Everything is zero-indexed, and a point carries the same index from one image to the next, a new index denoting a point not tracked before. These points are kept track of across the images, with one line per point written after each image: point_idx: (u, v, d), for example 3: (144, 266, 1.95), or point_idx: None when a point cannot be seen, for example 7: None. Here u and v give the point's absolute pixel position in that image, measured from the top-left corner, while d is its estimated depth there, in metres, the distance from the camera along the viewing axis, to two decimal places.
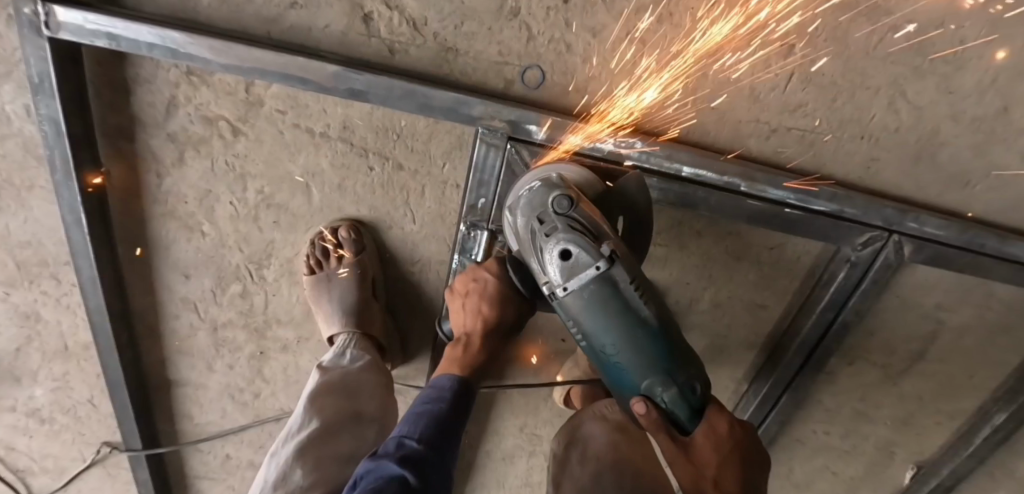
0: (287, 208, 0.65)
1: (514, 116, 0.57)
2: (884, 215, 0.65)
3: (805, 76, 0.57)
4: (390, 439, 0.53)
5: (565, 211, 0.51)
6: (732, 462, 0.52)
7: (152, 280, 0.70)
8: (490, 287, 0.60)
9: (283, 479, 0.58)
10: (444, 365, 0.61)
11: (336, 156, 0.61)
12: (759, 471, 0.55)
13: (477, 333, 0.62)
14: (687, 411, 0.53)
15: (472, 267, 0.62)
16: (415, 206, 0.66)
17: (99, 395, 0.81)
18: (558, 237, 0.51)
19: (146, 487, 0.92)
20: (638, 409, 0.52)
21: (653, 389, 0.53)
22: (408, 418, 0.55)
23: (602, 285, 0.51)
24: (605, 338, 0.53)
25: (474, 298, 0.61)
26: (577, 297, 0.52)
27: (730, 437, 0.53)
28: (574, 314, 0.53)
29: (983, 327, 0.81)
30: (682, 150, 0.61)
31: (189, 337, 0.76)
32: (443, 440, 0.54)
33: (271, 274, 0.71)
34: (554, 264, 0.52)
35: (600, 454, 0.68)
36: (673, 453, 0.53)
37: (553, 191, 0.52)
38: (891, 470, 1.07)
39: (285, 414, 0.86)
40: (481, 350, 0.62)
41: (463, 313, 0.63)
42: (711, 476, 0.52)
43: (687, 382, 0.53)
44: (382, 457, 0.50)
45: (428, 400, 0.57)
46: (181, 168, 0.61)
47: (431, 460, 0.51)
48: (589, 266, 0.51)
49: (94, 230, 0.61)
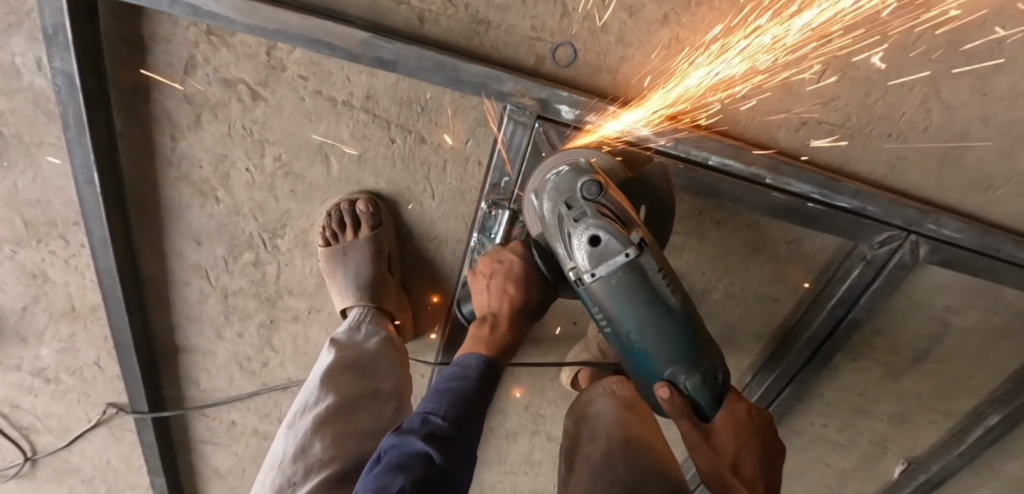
0: (304, 177, 0.64)
1: (544, 95, 0.55)
2: (905, 215, 0.64)
3: (840, 68, 0.55)
4: (414, 414, 0.52)
5: (594, 197, 0.50)
6: (750, 449, 0.54)
7: (162, 245, 0.69)
8: (516, 269, 0.59)
9: (302, 452, 0.59)
10: (468, 346, 0.60)
11: (358, 127, 0.59)
12: (775, 462, 0.56)
13: (502, 314, 0.60)
14: (709, 399, 0.54)
15: (496, 249, 0.61)
16: (435, 182, 0.64)
17: (106, 356, 0.81)
18: (587, 223, 0.50)
19: (151, 449, 0.92)
20: (660, 393, 0.54)
21: (677, 376, 0.54)
22: (430, 394, 0.54)
23: (629, 272, 0.51)
24: (631, 325, 0.53)
25: (498, 279, 0.60)
26: (604, 283, 0.52)
27: (747, 423, 0.54)
28: (600, 301, 0.53)
29: (989, 330, 0.81)
30: (710, 137, 0.60)
31: (199, 304, 0.75)
32: (468, 417, 0.52)
33: (285, 244, 0.71)
34: (582, 249, 0.51)
35: (611, 432, 0.68)
36: (693, 437, 0.54)
37: (581, 177, 0.51)
38: (882, 464, 1.08)
39: (292, 383, 0.86)
40: (507, 332, 0.60)
41: (487, 295, 0.62)
42: (730, 461, 0.53)
43: (711, 372, 0.54)
44: (407, 433, 0.49)
45: (452, 379, 0.55)
46: (197, 131, 0.59)
47: (456, 438, 0.50)
48: (619, 252, 0.50)
49: (105, 191, 0.60)
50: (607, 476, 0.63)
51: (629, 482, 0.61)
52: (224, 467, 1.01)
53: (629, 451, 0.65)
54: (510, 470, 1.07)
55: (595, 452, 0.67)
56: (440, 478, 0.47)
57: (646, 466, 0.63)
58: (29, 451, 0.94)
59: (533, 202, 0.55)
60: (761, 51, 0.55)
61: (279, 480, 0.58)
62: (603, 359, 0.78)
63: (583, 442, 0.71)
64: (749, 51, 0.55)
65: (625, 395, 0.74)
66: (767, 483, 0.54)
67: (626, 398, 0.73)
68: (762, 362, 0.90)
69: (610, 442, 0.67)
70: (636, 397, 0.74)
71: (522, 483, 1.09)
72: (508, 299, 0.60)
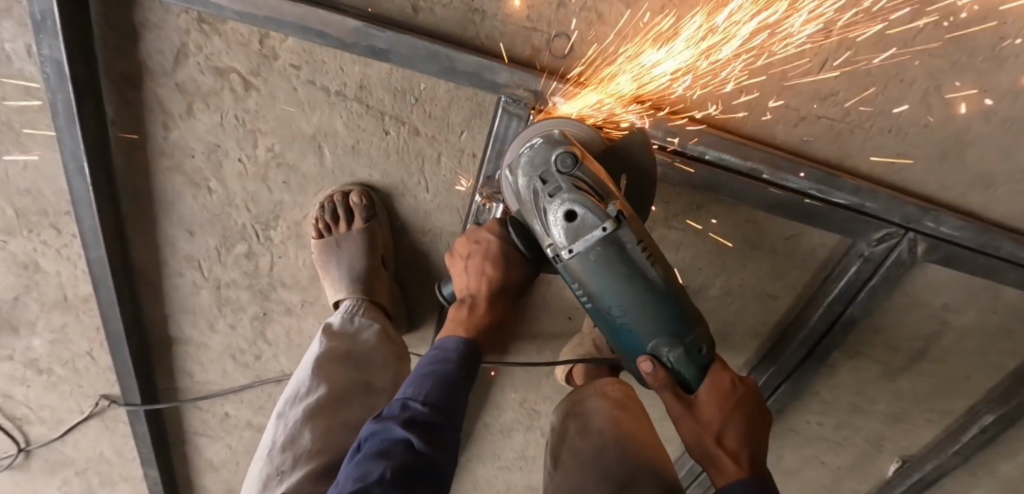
0: (297, 169, 0.63)
1: (540, 86, 0.55)
2: (905, 212, 0.64)
3: (839, 63, 0.55)
4: (394, 400, 0.52)
5: (569, 170, 0.49)
6: (733, 417, 0.55)
7: (155, 236, 0.68)
8: (493, 248, 0.58)
9: (291, 441, 0.59)
10: (449, 327, 0.60)
11: (352, 118, 0.59)
12: (760, 428, 0.57)
13: (482, 295, 0.60)
14: (692, 371, 0.54)
15: (473, 230, 0.61)
16: (429, 174, 0.64)
17: (98, 348, 0.80)
18: (562, 197, 0.49)
19: (144, 441, 0.92)
20: (644, 368, 0.54)
21: (660, 349, 0.54)
22: (413, 379, 0.54)
23: (607, 247, 0.50)
24: (612, 302, 0.52)
25: (476, 260, 0.59)
26: (583, 259, 0.51)
27: (731, 393, 0.55)
28: (579, 278, 0.52)
29: (986, 330, 0.81)
30: (708, 133, 0.59)
31: (192, 296, 0.75)
32: (450, 402, 0.52)
33: (278, 236, 0.70)
34: (558, 225, 0.51)
35: (602, 430, 0.68)
36: (677, 409, 0.55)
37: (557, 149, 0.50)
38: (878, 463, 1.08)
39: (286, 376, 0.86)
40: (487, 312, 0.60)
41: (466, 276, 0.61)
42: (713, 431, 0.54)
43: (694, 343, 0.54)
44: (386, 419, 0.49)
45: (434, 362, 0.55)
46: (189, 121, 0.58)
47: (438, 422, 0.50)
48: (595, 227, 0.49)
49: (96, 181, 0.59)
50: (599, 472, 0.63)
51: (620, 479, 0.61)
52: (218, 459, 1.01)
53: (618, 451, 0.65)
54: (504, 465, 1.06)
55: (586, 448, 0.67)
56: (420, 463, 0.46)
57: (633, 466, 0.62)
58: (22, 442, 0.94)
59: (507, 177, 0.54)
60: (757, 43, 0.54)
61: (267, 471, 0.57)
62: (597, 355, 0.77)
63: (571, 436, 0.71)
64: (746, 47, 0.54)
65: (616, 396, 0.73)
66: (752, 448, 0.55)
67: (618, 398, 0.72)
68: (758, 359, 0.90)
69: (601, 439, 0.67)
70: (629, 396, 0.73)
71: (516, 478, 1.09)
72: (486, 279, 0.60)
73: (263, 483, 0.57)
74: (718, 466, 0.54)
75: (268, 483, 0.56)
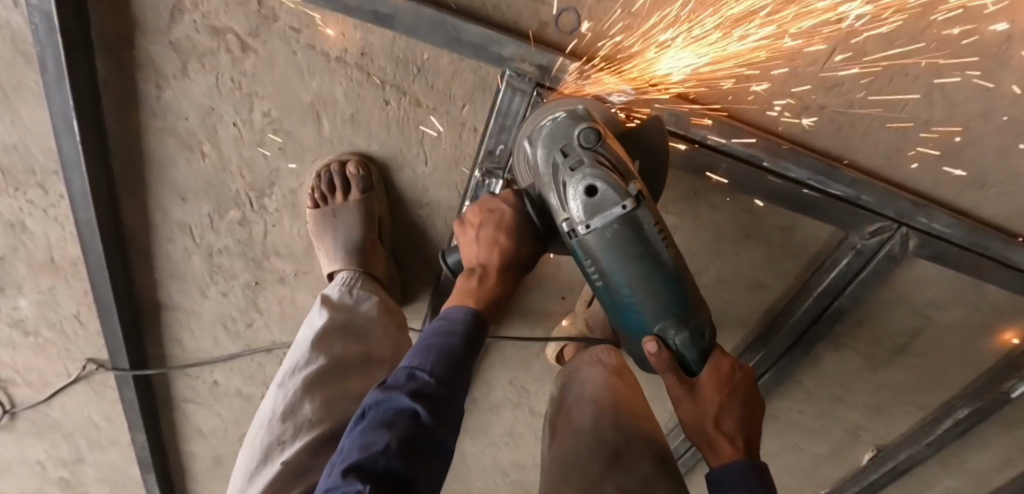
0: (294, 136, 0.62)
1: (545, 62, 0.54)
2: (899, 207, 0.65)
3: (847, 53, 0.54)
4: (400, 369, 0.52)
5: (592, 146, 0.49)
6: (730, 402, 0.57)
7: (146, 201, 0.67)
8: (508, 217, 0.58)
9: (291, 412, 0.60)
10: (456, 296, 0.59)
11: (352, 85, 0.57)
12: (753, 414, 0.59)
13: (492, 265, 0.59)
14: (695, 355, 0.56)
15: (486, 199, 0.61)
16: (429, 148, 0.63)
17: (87, 312, 0.79)
18: (584, 172, 0.49)
19: (132, 406, 0.92)
20: (649, 348, 0.55)
21: (666, 331, 0.55)
22: (417, 349, 0.54)
23: (625, 225, 0.50)
24: (623, 279, 0.53)
25: (490, 228, 0.59)
26: (599, 236, 0.51)
27: (729, 380, 0.57)
28: (592, 253, 0.52)
29: (969, 326, 0.83)
30: (711, 117, 0.59)
31: (183, 263, 0.74)
32: (456, 373, 0.52)
33: (273, 205, 0.69)
34: (577, 200, 0.51)
35: (598, 397, 0.70)
36: (678, 392, 0.57)
37: (580, 124, 0.50)
38: (852, 451, 1.11)
39: (276, 346, 0.86)
40: (496, 284, 0.59)
41: (475, 246, 0.61)
42: (713, 416, 0.56)
43: (698, 328, 0.55)
44: (392, 389, 0.49)
45: (440, 333, 0.55)
46: (183, 82, 0.56)
47: (444, 395, 0.50)
48: (615, 204, 0.50)
49: (87, 141, 0.56)
50: (594, 438, 0.65)
51: (615, 445, 0.63)
52: (206, 426, 1.02)
53: (614, 420, 0.66)
54: (491, 442, 1.08)
55: (580, 415, 0.69)
56: (427, 433, 0.46)
57: (630, 436, 0.65)
58: (8, 403, 0.93)
59: (526, 149, 0.54)
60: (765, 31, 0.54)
61: (268, 440, 0.59)
62: (591, 334, 0.78)
63: (567, 403, 0.73)
64: (755, 35, 0.54)
65: (613, 363, 0.75)
66: (746, 433, 0.58)
67: (613, 365, 0.75)
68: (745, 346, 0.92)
69: (597, 407, 0.69)
70: (624, 365, 0.75)
71: (503, 455, 1.11)
72: (497, 249, 0.59)
73: (265, 451, 0.59)
74: (715, 450, 0.56)
75: (271, 451, 0.59)
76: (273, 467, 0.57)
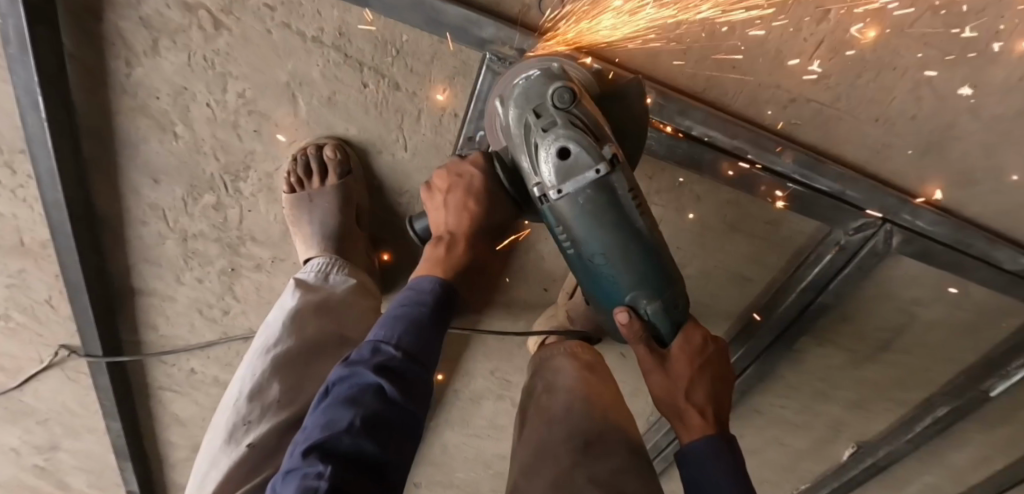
0: (270, 117, 0.61)
1: (526, 46, 0.53)
2: (884, 203, 0.65)
3: (834, 45, 0.53)
4: (366, 343, 0.51)
5: (566, 106, 0.48)
6: (699, 372, 0.60)
7: (118, 183, 0.65)
8: (477, 183, 0.56)
9: (259, 391, 0.60)
10: (425, 262, 0.58)
11: (328, 67, 0.56)
12: (723, 385, 0.62)
13: (461, 231, 0.58)
14: (667, 327, 0.57)
15: (455, 162, 0.58)
16: (408, 132, 0.62)
17: (58, 296, 0.77)
18: (557, 133, 0.48)
19: (107, 393, 0.90)
20: (621, 318, 0.56)
21: (638, 301, 0.55)
22: (384, 321, 0.52)
23: (598, 191, 0.49)
24: (596, 247, 0.52)
25: (459, 194, 0.56)
26: (571, 202, 0.50)
27: (700, 351, 0.60)
28: (564, 220, 0.52)
29: (950, 324, 0.83)
30: (695, 108, 0.58)
31: (156, 247, 0.72)
32: (424, 345, 0.51)
33: (249, 189, 0.68)
34: (549, 163, 0.49)
35: (571, 387, 0.69)
36: (649, 363, 0.59)
37: (555, 83, 0.48)
38: (833, 447, 1.12)
39: (254, 333, 0.84)
40: (464, 251, 0.58)
41: (444, 211, 0.59)
42: (683, 387, 0.59)
43: (671, 299, 0.56)
44: (356, 365, 0.48)
45: (408, 303, 0.54)
46: (154, 59, 0.54)
47: (411, 368, 0.49)
48: (589, 168, 0.48)
49: (53, 117, 0.54)
50: (565, 430, 0.65)
51: (587, 434, 0.63)
52: (183, 415, 1.00)
53: (586, 411, 0.66)
54: (472, 433, 1.07)
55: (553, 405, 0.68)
56: (393, 408, 0.46)
57: (600, 428, 0.64)
58: None
59: (498, 109, 0.52)
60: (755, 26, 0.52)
61: (232, 419, 0.59)
62: (570, 326, 0.77)
63: (539, 393, 0.72)
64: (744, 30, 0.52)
65: (587, 359, 0.75)
66: (715, 403, 0.61)
67: (587, 360, 0.75)
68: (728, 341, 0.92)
69: (570, 396, 0.68)
70: (597, 359, 0.76)
71: (485, 446, 1.10)
72: (467, 216, 0.58)
73: (228, 431, 0.59)
74: (685, 420, 0.60)
75: (234, 432, 0.58)
76: (237, 448, 0.58)
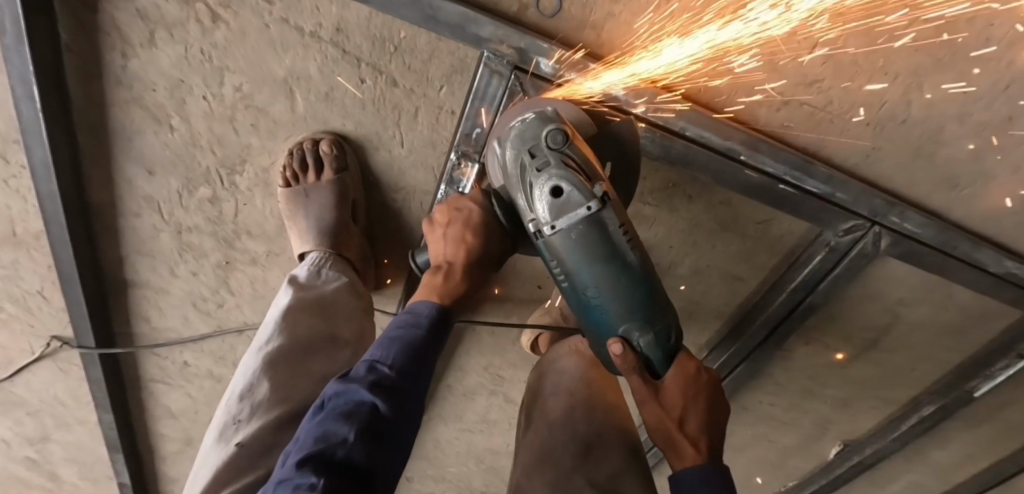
0: (267, 112, 0.61)
1: (524, 44, 0.53)
2: (872, 205, 0.66)
3: (827, 48, 0.54)
4: (361, 362, 0.51)
5: (559, 147, 0.49)
6: (695, 404, 0.58)
7: (112, 175, 0.65)
8: (475, 217, 0.58)
9: (250, 391, 0.60)
10: (422, 292, 0.59)
11: (326, 62, 0.56)
12: (718, 417, 0.60)
13: (459, 264, 0.59)
14: (660, 357, 0.56)
15: (454, 198, 0.60)
16: (405, 129, 0.62)
17: (51, 288, 0.77)
18: (550, 173, 0.49)
19: (99, 385, 0.90)
20: (615, 350, 0.54)
21: (631, 333, 0.55)
22: (380, 341, 0.53)
23: (590, 226, 0.50)
24: (588, 279, 0.52)
25: (456, 227, 0.58)
26: (564, 236, 0.51)
27: (695, 382, 0.58)
28: (557, 252, 0.52)
29: (935, 325, 0.84)
30: (689, 109, 0.58)
31: (151, 239, 0.72)
32: (419, 367, 0.52)
33: (244, 183, 0.68)
34: (543, 201, 0.51)
35: (574, 390, 0.71)
36: (643, 393, 0.57)
37: (547, 125, 0.49)
38: (820, 444, 1.14)
39: (248, 326, 0.85)
40: (461, 282, 0.59)
41: (444, 244, 0.60)
42: (676, 417, 0.57)
43: (664, 330, 0.55)
44: (352, 381, 0.48)
45: (404, 326, 0.54)
46: (150, 51, 0.54)
47: (404, 387, 0.50)
48: (580, 205, 0.50)
49: (48, 108, 0.54)
50: (566, 431, 0.67)
51: (586, 438, 0.67)
52: (176, 407, 1.00)
53: (587, 414, 0.69)
54: (465, 428, 1.08)
55: (555, 407, 0.70)
56: (384, 426, 0.46)
57: (599, 431, 0.67)
58: None
59: (494, 148, 0.53)
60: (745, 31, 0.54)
61: (223, 419, 0.59)
62: (563, 322, 0.79)
63: (541, 395, 0.73)
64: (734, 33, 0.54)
65: (590, 355, 0.74)
66: (710, 436, 0.59)
67: (590, 358, 0.74)
68: (719, 339, 0.93)
69: (572, 399, 0.70)
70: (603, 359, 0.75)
71: (478, 441, 1.11)
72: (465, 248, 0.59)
73: (220, 430, 0.59)
74: (678, 451, 0.57)
75: (225, 431, 0.58)
76: (227, 447, 0.57)
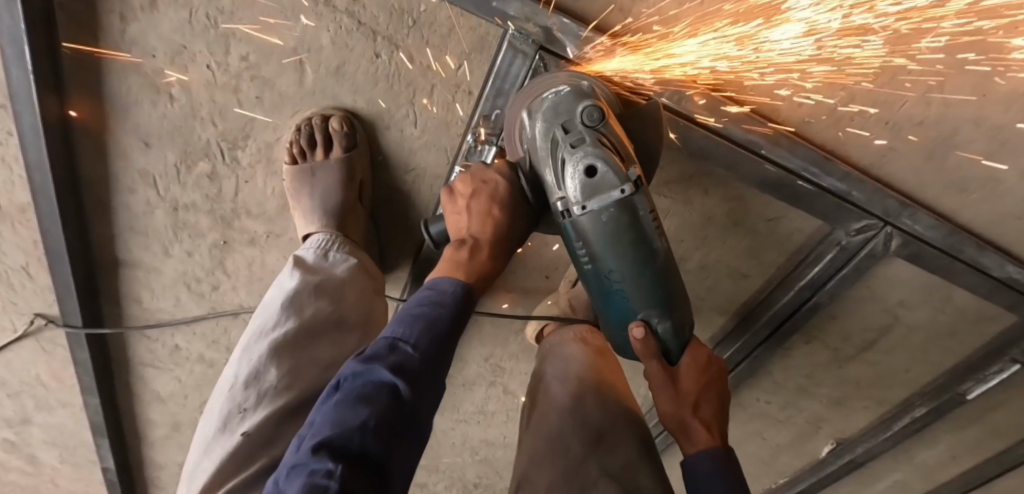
0: (273, 84, 0.58)
1: (550, 23, 0.51)
2: (886, 206, 0.65)
3: (858, 41, 0.52)
4: (381, 339, 0.49)
5: (595, 125, 0.47)
6: (705, 389, 0.60)
7: (105, 146, 0.61)
8: (502, 190, 0.55)
9: (256, 378, 0.59)
10: (443, 267, 0.56)
11: (340, 33, 0.53)
12: (725, 404, 0.62)
13: (483, 238, 0.56)
14: (677, 344, 0.57)
15: (479, 169, 0.57)
16: (418, 107, 0.59)
17: (36, 264, 0.73)
18: (585, 150, 0.47)
19: (85, 367, 0.87)
20: (636, 334, 0.54)
21: (651, 318, 0.54)
22: (400, 318, 0.50)
23: (621, 210, 0.48)
24: (614, 263, 0.51)
25: (482, 200, 0.55)
26: (594, 218, 0.49)
27: (705, 369, 0.60)
28: (585, 234, 0.50)
29: (936, 328, 0.84)
30: (716, 99, 0.56)
31: (145, 215, 0.69)
32: (441, 349, 0.50)
33: (246, 158, 0.65)
34: (575, 179, 0.48)
35: (582, 376, 0.70)
36: (659, 379, 0.58)
37: (584, 101, 0.48)
38: (813, 442, 1.14)
39: (243, 309, 0.82)
40: (486, 258, 0.56)
41: (466, 216, 0.57)
42: (690, 403, 0.59)
43: (681, 317, 0.55)
44: (374, 361, 0.46)
45: (426, 304, 0.52)
46: (151, 15, 0.51)
47: (426, 372, 0.47)
48: (614, 188, 0.47)
49: (39, 71, 0.51)
50: (572, 418, 0.65)
51: (597, 427, 0.64)
52: (164, 392, 0.97)
53: (597, 401, 0.67)
54: (461, 419, 1.06)
55: (561, 393, 0.68)
56: (404, 412, 0.44)
57: (608, 416, 0.66)
58: None
59: (523, 121, 0.51)
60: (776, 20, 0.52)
61: (228, 406, 0.58)
62: (572, 314, 0.77)
63: (548, 381, 0.72)
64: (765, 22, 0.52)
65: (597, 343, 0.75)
66: (719, 421, 0.61)
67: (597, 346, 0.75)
68: (721, 336, 0.92)
69: (580, 384, 0.69)
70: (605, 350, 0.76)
71: (473, 432, 1.10)
72: (489, 222, 0.56)
73: (223, 418, 0.58)
74: (691, 436, 0.59)
75: (230, 420, 0.57)
76: (232, 436, 0.56)
